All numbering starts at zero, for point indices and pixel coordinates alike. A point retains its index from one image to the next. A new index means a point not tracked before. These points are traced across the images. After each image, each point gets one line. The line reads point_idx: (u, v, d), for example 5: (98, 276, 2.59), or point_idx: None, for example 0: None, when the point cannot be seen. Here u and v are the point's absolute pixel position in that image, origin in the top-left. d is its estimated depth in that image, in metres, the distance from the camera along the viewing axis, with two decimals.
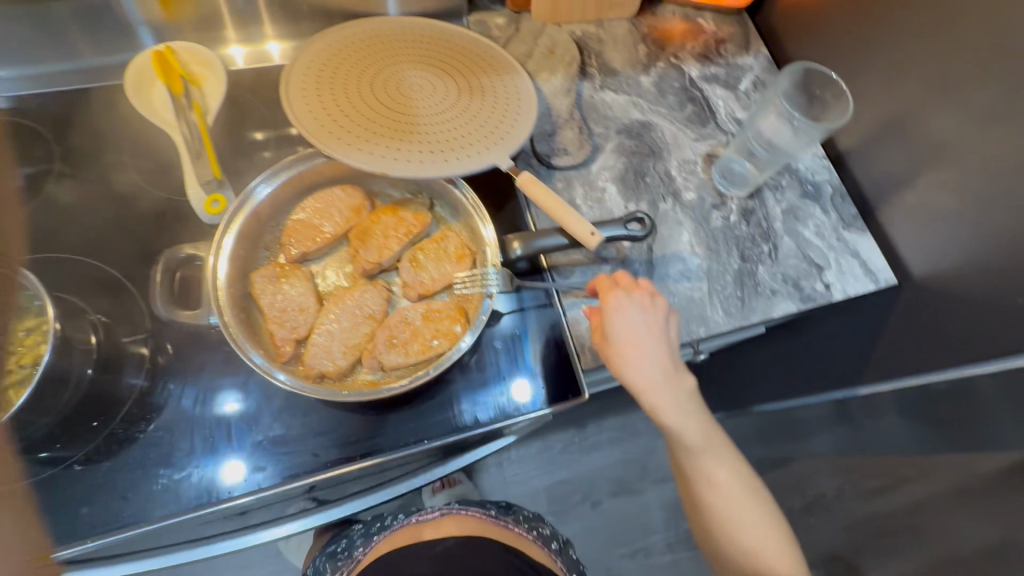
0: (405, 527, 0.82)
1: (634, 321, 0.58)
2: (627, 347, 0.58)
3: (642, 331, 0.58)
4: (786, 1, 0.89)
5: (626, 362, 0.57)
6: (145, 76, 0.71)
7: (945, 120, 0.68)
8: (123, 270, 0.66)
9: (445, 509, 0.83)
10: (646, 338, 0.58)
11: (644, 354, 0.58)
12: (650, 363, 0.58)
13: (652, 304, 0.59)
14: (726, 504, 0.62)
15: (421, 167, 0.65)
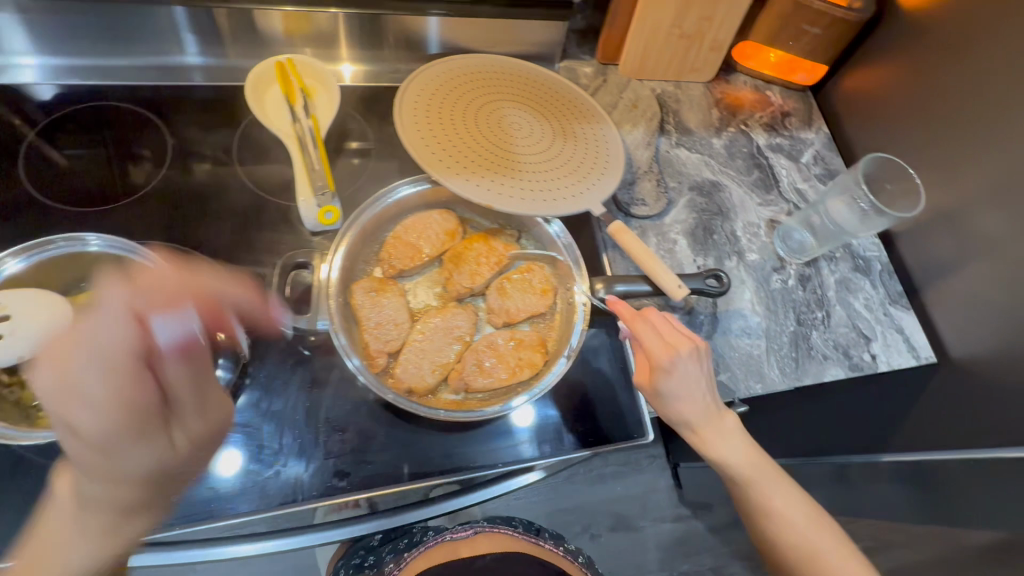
0: (442, 543, 0.82)
1: (691, 370, 0.61)
2: (683, 398, 0.61)
3: (695, 379, 0.61)
4: (848, 84, 0.94)
5: (681, 406, 0.62)
6: (262, 83, 0.74)
7: (996, 219, 0.73)
8: (226, 263, 0.68)
9: (478, 526, 0.85)
10: (697, 387, 0.62)
11: (694, 400, 0.62)
12: (700, 410, 0.63)
13: (692, 349, 0.62)
14: (802, 550, 0.67)
15: (522, 202, 0.68)
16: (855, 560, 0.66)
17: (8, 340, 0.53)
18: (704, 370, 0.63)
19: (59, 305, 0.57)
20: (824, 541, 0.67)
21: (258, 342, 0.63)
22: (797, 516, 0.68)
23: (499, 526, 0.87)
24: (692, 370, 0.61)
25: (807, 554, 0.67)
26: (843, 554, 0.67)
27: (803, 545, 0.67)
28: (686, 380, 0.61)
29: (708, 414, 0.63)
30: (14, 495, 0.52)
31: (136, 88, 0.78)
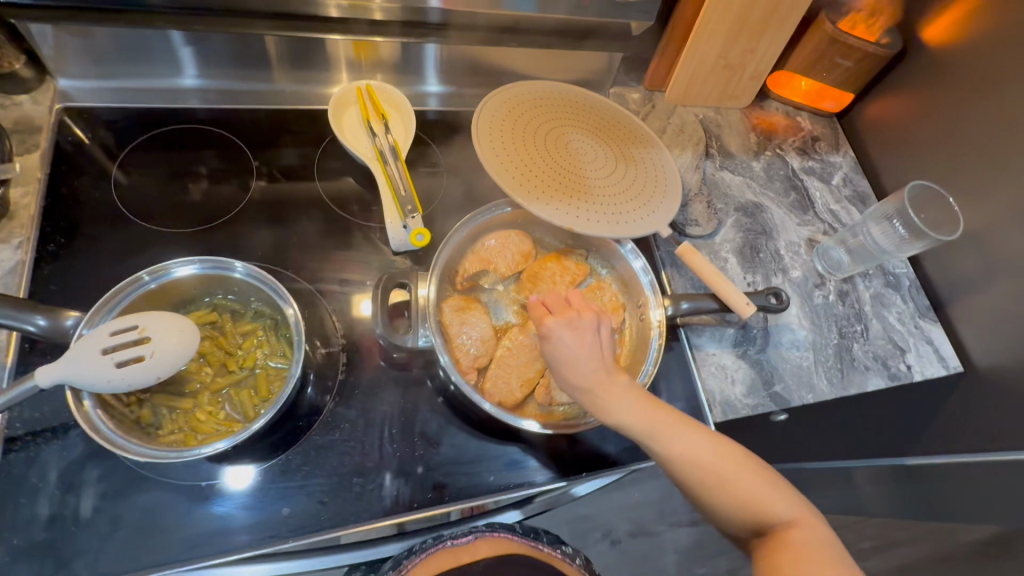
0: (439, 550, 0.58)
1: (562, 338, 0.55)
2: (564, 363, 0.56)
3: (573, 349, 0.55)
4: (873, 112, 1.01)
5: (567, 376, 0.56)
6: (342, 106, 0.79)
7: (1019, 239, 0.80)
8: (314, 283, 0.71)
9: (477, 530, 0.60)
10: (578, 355, 0.55)
11: (578, 370, 0.56)
12: (585, 376, 0.55)
13: (573, 315, 0.56)
14: (700, 474, 0.55)
15: (598, 226, 0.72)
16: (788, 494, 0.56)
17: (148, 361, 0.49)
18: (599, 336, 0.57)
19: (189, 325, 0.52)
20: (749, 481, 0.55)
21: (353, 359, 0.67)
22: (738, 464, 0.56)
23: (497, 529, 0.62)
24: (564, 341, 0.55)
25: (738, 497, 0.55)
26: (770, 491, 0.55)
27: (734, 488, 0.55)
28: (560, 352, 0.55)
29: (595, 381, 0.56)
30: (127, 514, 0.55)
31: (214, 110, 0.81)
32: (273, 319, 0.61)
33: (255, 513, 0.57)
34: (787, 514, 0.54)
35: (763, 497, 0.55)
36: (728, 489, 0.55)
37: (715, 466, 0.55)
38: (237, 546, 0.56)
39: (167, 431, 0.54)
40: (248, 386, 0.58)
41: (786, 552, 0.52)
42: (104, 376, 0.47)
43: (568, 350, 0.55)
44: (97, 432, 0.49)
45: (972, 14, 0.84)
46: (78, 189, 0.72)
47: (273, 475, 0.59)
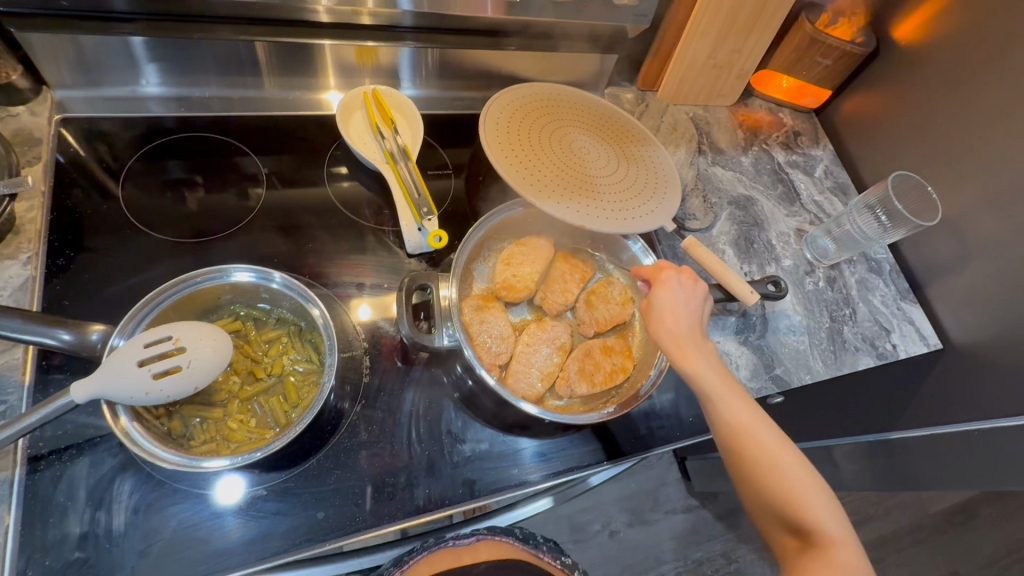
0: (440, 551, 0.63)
1: (669, 296, 0.65)
2: (667, 310, 0.64)
3: (679, 303, 0.65)
4: (848, 107, 1.07)
5: (663, 322, 0.63)
6: (348, 113, 0.80)
7: (991, 224, 0.86)
8: (331, 288, 0.71)
9: (480, 533, 0.65)
10: (682, 308, 0.64)
11: (673, 321, 0.63)
12: (683, 326, 0.63)
13: (684, 279, 0.67)
14: (759, 460, 0.58)
15: (607, 223, 0.75)
16: (836, 512, 0.57)
17: (185, 371, 0.49)
18: (702, 307, 0.66)
19: (222, 334, 0.52)
20: (800, 481, 0.58)
21: (375, 361, 0.67)
22: (792, 463, 0.58)
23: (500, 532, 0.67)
24: (672, 296, 0.65)
25: (785, 495, 0.57)
26: (819, 499, 0.57)
27: (785, 486, 0.57)
28: (662, 303, 0.65)
29: (685, 335, 0.63)
30: (161, 528, 0.54)
31: (215, 117, 0.80)
32: (297, 325, 0.62)
33: (289, 518, 0.57)
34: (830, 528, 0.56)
35: (809, 505, 0.57)
36: (776, 480, 0.57)
37: (775, 457, 0.58)
38: (276, 552, 0.56)
39: (200, 441, 0.54)
40: (277, 393, 0.58)
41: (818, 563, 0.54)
42: (142, 388, 0.47)
43: (675, 304, 0.64)
44: (136, 445, 0.49)
45: (938, 15, 0.90)
46: (82, 202, 0.71)
47: (307, 481, 0.59)
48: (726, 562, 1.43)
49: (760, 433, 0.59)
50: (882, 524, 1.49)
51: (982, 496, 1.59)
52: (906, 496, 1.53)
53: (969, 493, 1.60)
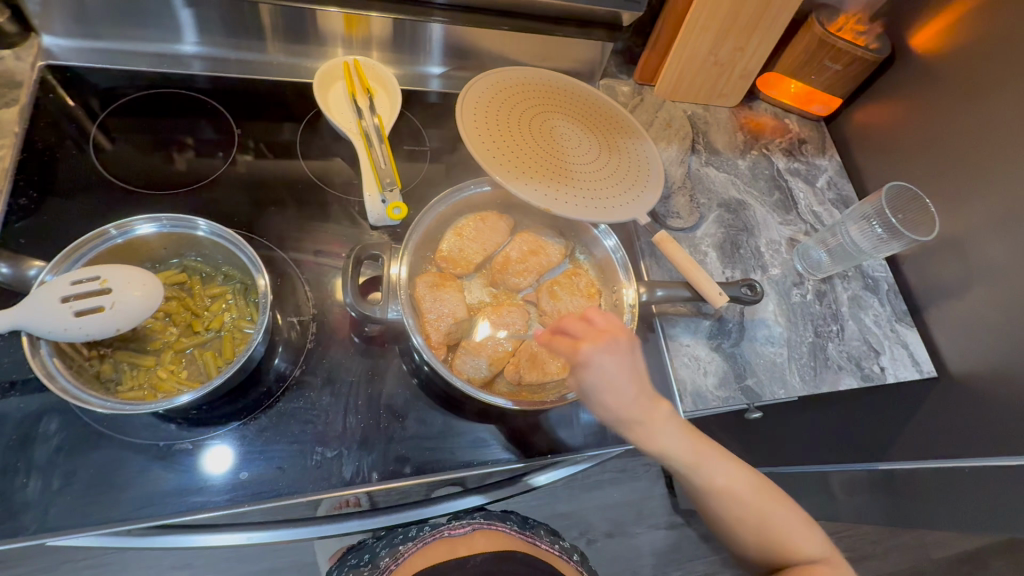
0: (439, 541, 0.73)
1: (603, 368, 0.52)
2: (604, 391, 0.53)
3: (614, 378, 0.53)
4: (858, 117, 1.01)
5: (608, 408, 0.54)
6: (326, 82, 0.80)
7: (998, 248, 0.80)
8: (288, 252, 0.71)
9: (476, 523, 0.76)
10: (620, 382, 0.53)
11: (620, 398, 0.53)
12: (627, 403, 0.54)
13: (612, 339, 0.53)
14: (735, 511, 0.59)
15: (577, 210, 0.72)
16: (819, 534, 0.60)
17: (108, 312, 0.50)
18: (636, 361, 0.54)
19: (153, 281, 0.53)
20: (782, 519, 0.59)
21: (323, 330, 0.68)
22: (779, 508, 0.59)
23: (496, 521, 0.78)
24: (607, 370, 0.52)
25: (771, 535, 0.59)
26: (806, 533, 0.60)
27: (778, 527, 0.59)
28: (600, 382, 0.53)
29: (640, 403, 0.54)
30: (82, 470, 0.55)
31: (199, 77, 0.81)
32: (243, 284, 0.62)
33: (209, 474, 0.58)
34: (812, 553, 0.59)
35: (794, 539, 0.59)
36: (762, 530, 0.59)
37: (763, 512, 0.59)
38: (192, 507, 0.56)
39: (127, 386, 0.55)
40: (213, 348, 0.59)
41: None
42: (61, 323, 0.48)
43: (611, 379, 0.53)
44: (54, 382, 0.49)
45: (961, 23, 0.85)
46: (59, 149, 0.73)
47: (236, 440, 0.60)
48: None
49: (743, 494, 0.59)
50: (877, 565, 1.39)
51: (992, 548, 1.47)
52: (906, 538, 1.43)
53: (979, 544, 1.49)
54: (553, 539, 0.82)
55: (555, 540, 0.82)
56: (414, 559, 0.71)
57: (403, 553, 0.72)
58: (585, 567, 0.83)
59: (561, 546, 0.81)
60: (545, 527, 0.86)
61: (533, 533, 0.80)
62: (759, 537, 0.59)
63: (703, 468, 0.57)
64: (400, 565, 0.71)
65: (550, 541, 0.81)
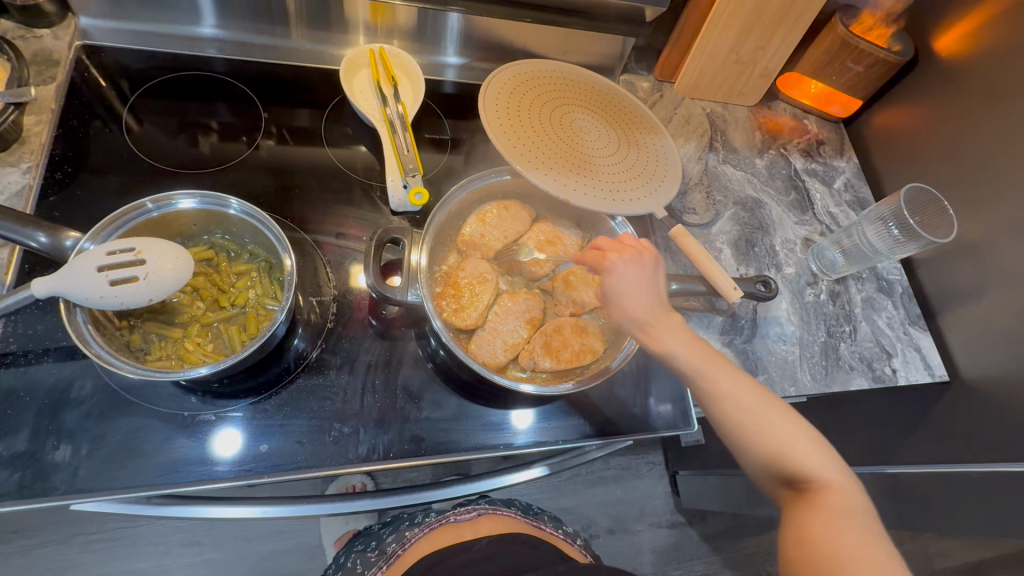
0: (444, 525, 0.74)
1: (623, 275, 0.60)
2: (624, 296, 0.59)
3: (633, 283, 0.59)
4: (878, 120, 1.01)
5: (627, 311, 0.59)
6: (351, 69, 0.81)
7: (1015, 254, 0.80)
8: (311, 234, 0.73)
9: (481, 508, 0.77)
10: (640, 288, 0.59)
11: (639, 302, 0.59)
12: (644, 308, 0.59)
13: (637, 256, 0.61)
14: (732, 416, 0.55)
15: (595, 201, 0.73)
16: (827, 454, 0.54)
17: (142, 283, 0.51)
18: (655, 277, 0.61)
19: (184, 254, 0.54)
20: (784, 430, 0.55)
21: (342, 311, 0.69)
22: (780, 418, 0.55)
23: (500, 506, 0.79)
24: (626, 276, 0.59)
25: (776, 448, 0.54)
26: (807, 447, 0.54)
27: (781, 440, 0.54)
28: (618, 287, 0.59)
29: (654, 311, 0.59)
30: (110, 435, 0.57)
31: (228, 61, 0.82)
32: (268, 262, 0.64)
33: (231, 444, 0.60)
34: (821, 470, 0.53)
35: (797, 454, 0.54)
36: (763, 439, 0.54)
37: (761, 419, 0.55)
38: (216, 475, 0.58)
39: (156, 356, 0.57)
40: (237, 323, 0.61)
41: (817, 514, 0.51)
42: (97, 291, 0.49)
43: (629, 285, 0.59)
44: (88, 347, 0.51)
45: (987, 27, 0.85)
46: (91, 128, 0.75)
47: (258, 413, 0.62)
48: None
49: (742, 400, 0.55)
50: None
51: None
52: (910, 547, 1.42)
53: None
54: (556, 524, 0.83)
55: (556, 523, 0.83)
56: (420, 544, 0.73)
57: (408, 537, 0.74)
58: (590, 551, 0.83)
59: (563, 529, 0.82)
60: (548, 512, 0.87)
61: (536, 517, 0.81)
62: (762, 450, 0.55)
63: (706, 371, 0.56)
64: (406, 549, 0.72)
65: (553, 525, 0.82)
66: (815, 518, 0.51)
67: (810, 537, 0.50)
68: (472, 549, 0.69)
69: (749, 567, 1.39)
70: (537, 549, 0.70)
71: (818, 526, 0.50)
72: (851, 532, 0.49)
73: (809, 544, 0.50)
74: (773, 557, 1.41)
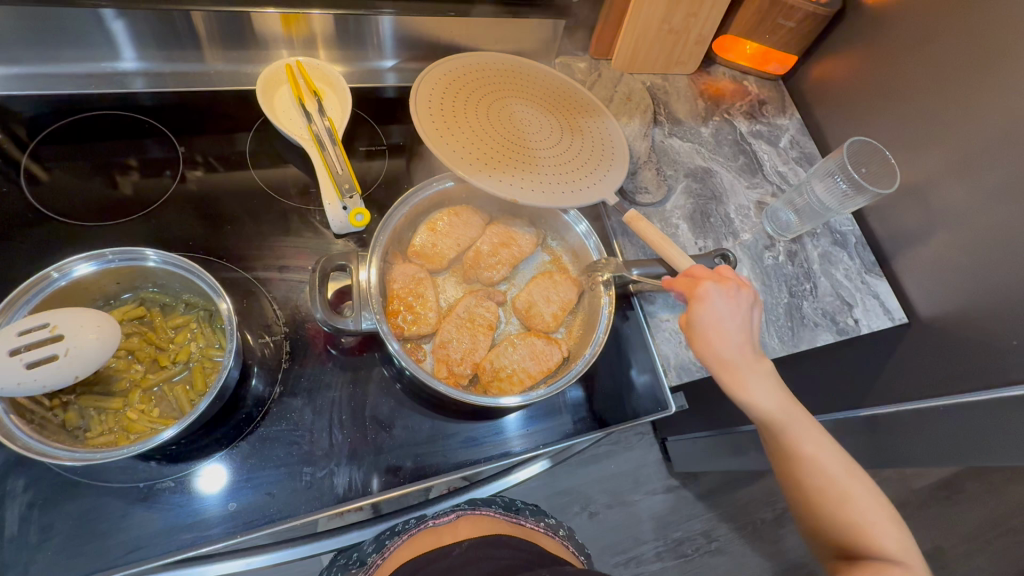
0: (423, 532, 0.72)
1: (712, 313, 0.57)
2: (711, 330, 0.57)
3: (722, 321, 0.57)
4: (815, 73, 1.02)
5: (709, 347, 0.57)
6: (270, 88, 0.76)
7: (958, 193, 0.81)
8: (252, 271, 0.69)
9: (459, 510, 0.75)
10: (732, 325, 0.57)
11: (723, 343, 0.57)
12: (731, 349, 0.57)
13: (731, 290, 0.57)
14: (816, 481, 0.58)
15: (543, 197, 0.71)
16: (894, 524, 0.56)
17: (63, 360, 0.49)
18: (749, 317, 0.58)
19: (107, 321, 0.52)
20: (860, 499, 0.57)
21: (297, 347, 0.66)
22: (864, 494, 0.58)
23: (480, 507, 0.77)
24: (716, 313, 0.57)
25: (843, 513, 0.57)
26: (871, 505, 0.57)
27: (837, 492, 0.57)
28: (704, 322, 0.57)
29: (735, 357, 0.57)
30: (61, 522, 0.54)
31: (134, 95, 0.76)
32: (207, 311, 0.61)
33: (195, 509, 0.56)
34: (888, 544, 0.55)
35: (885, 541, 0.55)
36: (841, 506, 0.57)
37: (847, 489, 0.57)
38: (183, 544, 0.55)
39: (96, 432, 0.54)
40: (183, 381, 0.58)
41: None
42: (13, 377, 0.46)
43: (717, 322, 0.57)
44: (14, 439, 0.48)
45: None
46: None
47: (219, 470, 0.58)
48: (706, 541, 1.39)
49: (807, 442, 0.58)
50: None
51: (968, 471, 1.54)
52: (889, 473, 1.50)
53: (954, 468, 1.56)
54: (537, 517, 0.82)
55: (540, 517, 0.83)
56: (400, 551, 0.71)
57: (387, 546, 0.72)
58: (574, 541, 0.83)
59: (545, 523, 0.81)
60: (531, 507, 0.86)
61: (517, 514, 0.80)
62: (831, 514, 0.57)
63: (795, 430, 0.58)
64: (385, 558, 0.71)
65: (535, 519, 0.81)
66: None
67: None
68: (451, 555, 0.67)
69: (743, 518, 1.43)
70: (521, 550, 0.68)
71: None
72: None
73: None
74: (766, 504, 1.45)
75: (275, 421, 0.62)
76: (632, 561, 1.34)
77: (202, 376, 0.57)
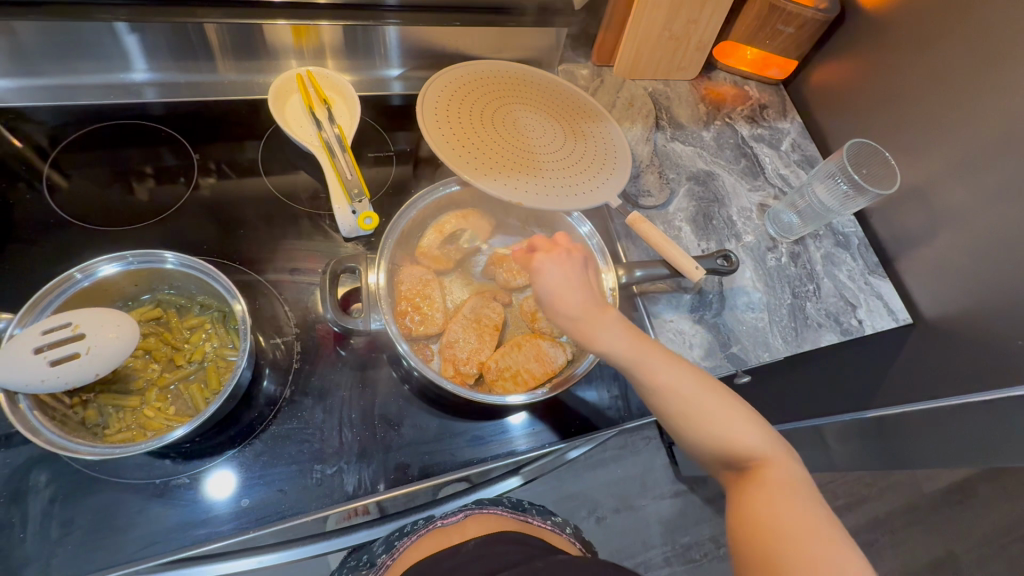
0: (430, 532, 0.67)
1: (553, 276, 0.56)
2: (556, 296, 0.57)
3: (563, 283, 0.56)
4: (816, 77, 1.03)
5: (558, 312, 0.56)
6: (280, 97, 0.79)
7: (960, 194, 0.82)
8: (263, 274, 0.71)
9: (468, 509, 0.69)
10: (569, 288, 0.56)
11: (568, 305, 0.56)
12: (577, 308, 0.56)
13: (567, 254, 0.58)
14: (678, 409, 0.57)
15: (545, 200, 0.72)
16: (762, 426, 0.57)
17: (84, 358, 0.51)
18: (586, 273, 0.58)
19: (126, 320, 0.54)
20: (721, 412, 0.57)
21: (307, 348, 0.67)
22: (724, 402, 0.57)
23: (487, 506, 0.71)
24: (555, 276, 0.56)
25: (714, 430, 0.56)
26: (735, 413, 0.57)
27: (703, 411, 0.56)
28: (549, 289, 0.56)
29: (584, 312, 0.56)
30: (80, 517, 0.55)
31: (149, 105, 0.79)
32: (221, 312, 0.62)
33: (209, 505, 0.58)
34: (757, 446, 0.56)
35: (744, 437, 0.56)
36: (703, 425, 0.56)
37: (705, 402, 0.56)
38: (198, 539, 0.56)
39: (115, 430, 0.55)
40: (198, 379, 0.60)
41: (761, 489, 0.54)
42: (37, 375, 0.48)
43: (558, 285, 0.56)
44: (37, 435, 0.49)
45: None
46: (11, 194, 0.71)
47: (233, 467, 0.60)
48: (714, 546, 1.39)
49: (672, 374, 0.56)
50: (874, 507, 1.45)
51: (980, 475, 1.53)
52: (900, 477, 1.48)
53: (967, 471, 1.54)
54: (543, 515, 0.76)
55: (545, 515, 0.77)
56: (408, 553, 0.66)
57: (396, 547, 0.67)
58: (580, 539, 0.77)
59: (551, 520, 0.75)
60: (535, 506, 0.80)
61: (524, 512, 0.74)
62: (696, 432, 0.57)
63: (642, 363, 0.56)
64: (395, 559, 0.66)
65: (541, 517, 0.75)
66: (758, 491, 0.53)
67: (753, 509, 0.53)
68: (458, 553, 0.61)
69: None
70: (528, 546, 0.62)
71: (758, 498, 0.53)
72: (793, 505, 0.52)
73: (754, 522, 0.52)
74: None
75: (286, 420, 0.63)
76: (640, 566, 1.34)
77: (216, 375, 0.59)
